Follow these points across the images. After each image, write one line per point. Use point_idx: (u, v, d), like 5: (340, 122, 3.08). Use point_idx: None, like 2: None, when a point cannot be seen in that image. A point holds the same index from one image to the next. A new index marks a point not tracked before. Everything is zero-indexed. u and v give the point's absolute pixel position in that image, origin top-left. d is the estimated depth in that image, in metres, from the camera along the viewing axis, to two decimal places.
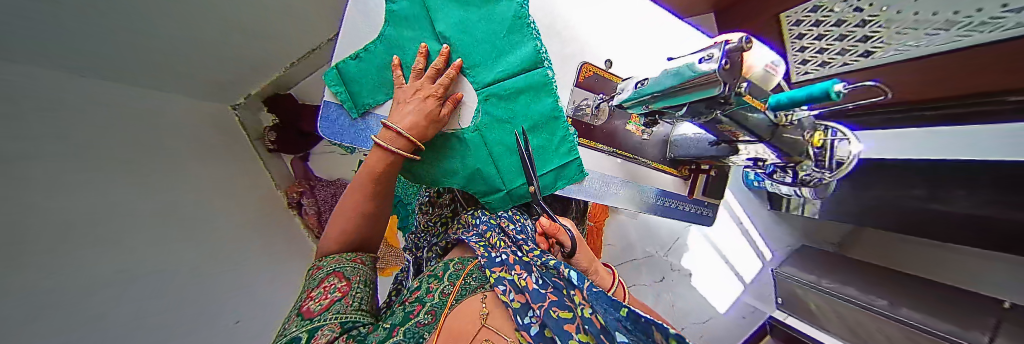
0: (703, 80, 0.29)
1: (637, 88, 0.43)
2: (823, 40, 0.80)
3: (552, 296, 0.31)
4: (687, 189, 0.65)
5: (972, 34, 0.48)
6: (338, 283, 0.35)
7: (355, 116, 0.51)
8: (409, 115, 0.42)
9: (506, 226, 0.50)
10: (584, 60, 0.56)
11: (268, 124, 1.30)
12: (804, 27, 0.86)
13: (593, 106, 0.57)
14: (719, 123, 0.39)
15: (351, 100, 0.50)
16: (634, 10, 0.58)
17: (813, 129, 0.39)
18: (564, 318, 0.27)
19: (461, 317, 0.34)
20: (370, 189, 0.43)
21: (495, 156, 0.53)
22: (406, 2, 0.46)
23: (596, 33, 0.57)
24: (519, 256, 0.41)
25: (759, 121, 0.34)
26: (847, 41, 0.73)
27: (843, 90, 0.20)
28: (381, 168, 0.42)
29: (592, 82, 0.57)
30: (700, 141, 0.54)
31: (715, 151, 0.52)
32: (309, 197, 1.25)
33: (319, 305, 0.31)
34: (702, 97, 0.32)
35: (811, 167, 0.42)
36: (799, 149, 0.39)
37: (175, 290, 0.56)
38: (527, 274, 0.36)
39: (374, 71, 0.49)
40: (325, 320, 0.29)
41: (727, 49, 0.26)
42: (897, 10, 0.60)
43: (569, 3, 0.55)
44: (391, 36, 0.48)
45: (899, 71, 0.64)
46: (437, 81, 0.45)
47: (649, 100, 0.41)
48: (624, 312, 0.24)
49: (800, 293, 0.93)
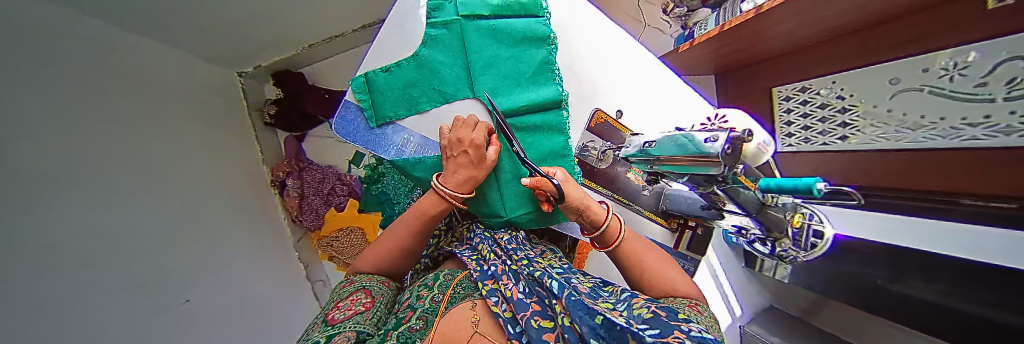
0: (709, 159, 0.32)
1: (644, 147, 0.46)
2: (807, 118, 0.87)
3: (536, 306, 0.34)
4: (673, 242, 0.66)
5: (938, 138, 0.53)
6: (363, 298, 0.39)
7: (373, 126, 0.53)
8: (461, 169, 0.44)
9: (499, 239, 0.51)
10: (597, 106, 0.60)
11: (270, 98, 1.30)
12: (792, 104, 0.95)
13: (599, 151, 0.60)
14: (715, 192, 0.42)
15: (370, 106, 0.52)
16: (650, 63, 0.61)
17: (793, 210, 0.42)
18: (546, 328, 0.31)
19: (451, 324, 0.35)
20: (414, 231, 0.46)
21: (501, 182, 0.55)
22: (446, 29, 0.52)
23: (608, 79, 0.60)
24: (508, 266, 0.42)
25: (750, 198, 0.37)
26: (829, 124, 0.79)
27: (823, 189, 0.24)
28: (431, 211, 0.45)
29: (602, 129, 0.60)
30: (693, 199, 0.57)
31: (703, 215, 0.56)
32: (295, 179, 1.23)
33: (342, 314, 0.35)
34: (703, 172, 0.36)
35: (788, 245, 0.43)
36: (780, 227, 0.41)
37: (111, 260, 0.53)
38: (513, 284, 0.38)
39: (401, 86, 0.52)
40: (343, 327, 0.32)
41: (731, 136, 0.30)
42: (872, 106, 0.67)
43: (591, 47, 0.59)
44: (424, 56, 0.52)
45: (859, 161, 0.71)
46: (478, 130, 0.45)
47: (654, 162, 0.45)
48: (599, 320, 0.27)
49: None
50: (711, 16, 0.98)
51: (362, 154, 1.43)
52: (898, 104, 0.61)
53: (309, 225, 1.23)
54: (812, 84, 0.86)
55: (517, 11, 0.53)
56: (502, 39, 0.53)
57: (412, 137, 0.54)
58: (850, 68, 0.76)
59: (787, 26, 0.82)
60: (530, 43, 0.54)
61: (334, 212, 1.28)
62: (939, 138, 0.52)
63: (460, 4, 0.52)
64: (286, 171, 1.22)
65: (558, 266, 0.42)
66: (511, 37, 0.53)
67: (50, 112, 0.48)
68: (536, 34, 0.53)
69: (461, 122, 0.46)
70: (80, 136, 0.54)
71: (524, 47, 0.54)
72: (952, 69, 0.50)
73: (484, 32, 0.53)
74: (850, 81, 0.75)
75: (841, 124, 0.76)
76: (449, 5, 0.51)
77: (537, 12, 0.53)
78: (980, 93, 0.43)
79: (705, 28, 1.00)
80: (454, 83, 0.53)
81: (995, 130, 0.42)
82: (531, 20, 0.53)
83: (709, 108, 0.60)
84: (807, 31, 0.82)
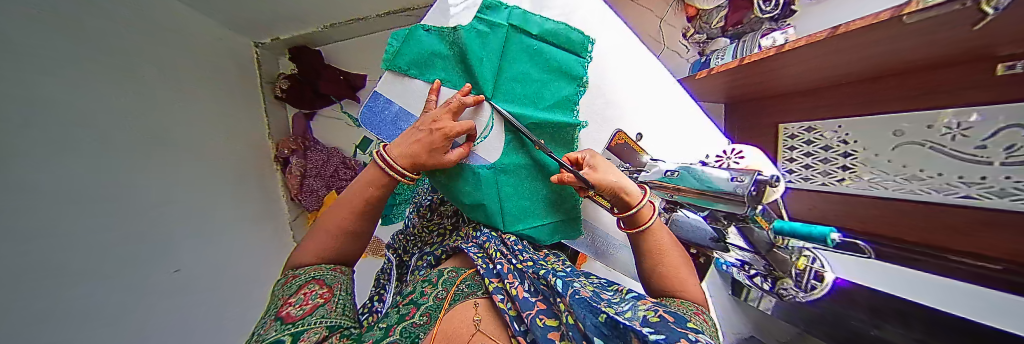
0: (729, 197, 0.34)
1: (665, 175, 0.48)
2: (809, 158, 0.89)
3: (541, 304, 0.35)
4: None
5: (927, 193, 0.54)
6: (318, 290, 0.35)
7: (383, 68, 0.51)
8: (417, 144, 0.42)
9: (506, 239, 0.51)
10: (619, 127, 0.61)
11: (282, 72, 1.37)
12: (797, 142, 0.97)
13: None
14: (721, 222, 0.45)
15: (391, 53, 0.51)
16: (674, 91, 0.62)
17: (800, 253, 0.41)
18: (551, 327, 0.31)
19: (454, 323, 0.35)
20: (360, 211, 0.42)
21: (503, 195, 0.55)
22: (491, 32, 0.53)
23: (628, 100, 0.61)
24: (512, 265, 0.43)
25: (761, 237, 0.38)
26: (829, 165, 0.81)
27: (837, 239, 0.24)
28: (375, 189, 0.42)
29: (620, 150, 0.60)
30: (700, 232, 0.53)
31: (710, 245, 0.53)
32: (299, 158, 1.29)
33: (300, 311, 0.32)
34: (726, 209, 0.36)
35: None
36: (784, 267, 0.42)
37: (22, 228, 0.47)
38: (518, 283, 0.38)
39: (426, 49, 0.52)
40: (310, 324, 0.30)
41: (758, 179, 0.32)
42: (875, 153, 0.69)
43: (621, 63, 0.61)
44: (459, 49, 0.52)
45: (851, 204, 0.73)
46: (459, 123, 0.43)
47: (672, 190, 0.45)
48: (603, 318, 0.27)
49: None
50: (731, 48, 1.01)
51: (368, 140, 1.50)
52: (898, 156, 0.62)
53: (309, 205, 1.28)
54: (820, 125, 0.88)
55: (562, 43, 0.56)
56: (538, 62, 0.56)
57: None
58: (855, 114, 0.78)
59: (804, 67, 0.83)
60: (561, 74, 0.57)
61: (334, 194, 1.35)
62: (931, 192, 0.54)
63: (514, 14, 0.54)
64: (291, 149, 1.29)
65: (563, 269, 0.43)
66: (547, 65, 0.56)
67: None
68: (571, 75, 0.58)
69: (448, 104, 0.44)
70: (9, 91, 0.47)
71: (554, 76, 0.57)
72: (954, 129, 0.51)
73: (524, 47, 0.55)
74: (854, 127, 0.77)
75: (842, 170, 0.77)
76: (505, 9, 0.54)
77: (579, 53, 0.58)
78: (979, 154, 0.44)
79: (723, 59, 1.01)
80: (480, 75, 0.51)
81: (988, 191, 0.43)
82: (573, 58, 0.58)
83: (725, 143, 0.60)
84: (820, 74, 0.84)
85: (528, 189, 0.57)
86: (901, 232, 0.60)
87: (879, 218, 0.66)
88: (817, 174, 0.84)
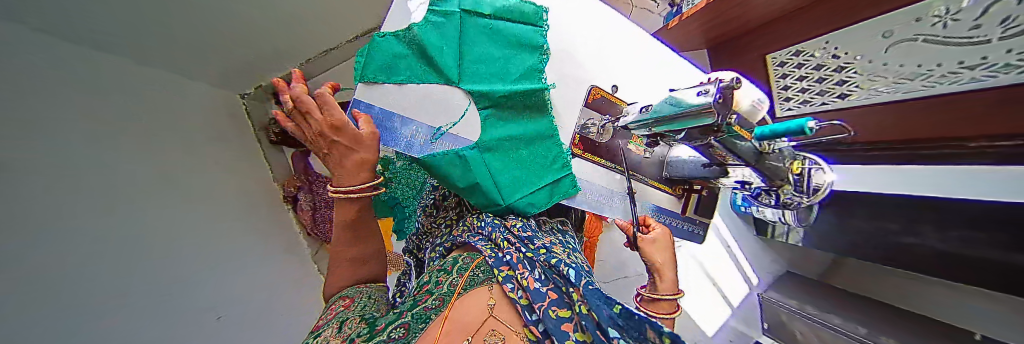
0: (700, 111, 0.34)
1: (646, 115, 0.47)
2: (803, 81, 0.89)
3: (552, 295, 0.36)
4: (680, 207, 0.71)
5: (935, 84, 0.55)
6: (342, 303, 0.43)
7: (356, 81, 0.43)
8: (345, 159, 0.42)
9: (510, 225, 0.52)
10: (593, 83, 0.62)
11: (274, 115, 1.28)
12: (787, 68, 0.96)
13: (598, 126, 0.63)
14: (713, 148, 0.43)
15: (361, 62, 0.43)
16: (638, 42, 0.65)
17: (792, 158, 0.42)
18: (563, 318, 0.33)
19: (463, 312, 0.34)
20: (354, 237, 0.49)
21: (493, 170, 0.54)
22: (445, 18, 0.49)
23: (597, 58, 0.62)
24: (522, 254, 0.44)
25: (747, 148, 0.39)
26: (826, 84, 0.81)
27: (814, 126, 0.25)
28: (351, 216, 0.48)
29: (599, 104, 0.62)
30: (692, 163, 0.61)
31: (706, 174, 0.58)
32: (306, 193, 1.28)
33: (323, 320, 0.39)
34: (699, 124, 0.37)
35: (791, 192, 0.44)
36: (782, 175, 0.42)
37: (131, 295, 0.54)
38: (528, 273, 0.39)
39: (389, 53, 0.45)
40: (325, 330, 0.36)
41: (721, 86, 0.32)
42: (870, 59, 0.69)
43: (584, 25, 0.61)
44: (418, 39, 0.47)
45: (870, 117, 0.72)
46: (321, 103, 0.38)
47: (654, 124, 0.45)
48: (617, 309, 0.29)
49: (786, 320, 1.00)
50: None
51: None
52: (897, 56, 0.62)
53: (326, 235, 1.32)
54: (807, 46, 0.87)
55: (516, 17, 0.55)
56: (497, 40, 0.54)
57: (419, 128, 0.49)
58: (844, 26, 0.75)
59: None
60: (523, 48, 0.56)
61: None
62: (940, 84, 0.54)
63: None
64: (297, 185, 1.27)
65: (568, 253, 0.47)
66: (508, 40, 0.55)
67: (75, 131, 0.50)
68: (530, 45, 0.57)
69: (292, 110, 0.39)
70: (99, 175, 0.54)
71: (517, 50, 0.56)
72: (944, 16, 0.51)
73: (481, 29, 0.52)
74: (841, 41, 0.76)
75: (846, 84, 0.76)
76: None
77: (537, 23, 0.57)
78: (974, 36, 0.46)
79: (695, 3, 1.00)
80: (442, 63, 0.49)
81: (996, 70, 0.45)
82: (530, 29, 0.57)
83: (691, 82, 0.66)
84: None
85: (516, 158, 0.57)
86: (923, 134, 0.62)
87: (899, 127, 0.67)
88: (816, 95, 0.84)
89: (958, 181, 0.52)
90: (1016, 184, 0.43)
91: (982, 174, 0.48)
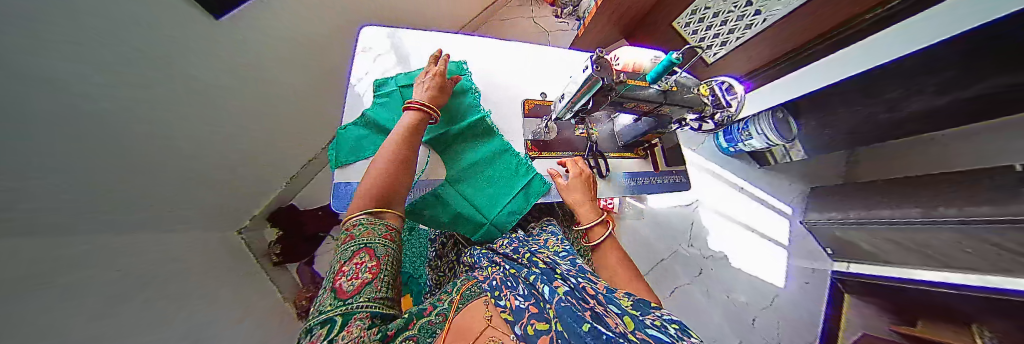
0: (591, 81, 0.44)
1: (564, 102, 0.56)
2: (712, 29, 1.04)
3: (532, 308, 0.28)
4: (651, 165, 0.75)
5: None
6: (368, 261, 0.32)
7: (334, 169, 0.55)
8: (428, 89, 0.52)
9: (499, 250, 0.47)
10: (525, 97, 0.72)
11: (273, 238, 1.18)
12: (692, 26, 1.09)
13: (543, 127, 0.70)
14: (624, 104, 0.50)
15: (334, 155, 0.55)
16: (544, 54, 0.78)
17: (698, 86, 0.53)
18: (540, 331, 0.24)
19: (461, 323, 0.29)
20: (405, 154, 0.45)
21: (467, 195, 0.57)
22: (388, 97, 0.60)
23: (517, 81, 0.73)
24: (510, 271, 0.38)
25: (652, 93, 0.48)
26: (732, 23, 0.96)
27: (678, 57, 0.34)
28: (414, 124, 0.48)
29: (536, 110, 0.71)
30: (631, 124, 0.67)
31: (647, 129, 0.63)
32: None
33: (351, 285, 0.29)
34: (596, 90, 0.45)
35: (716, 111, 0.54)
36: (697, 101, 0.52)
37: None
38: (511, 290, 0.33)
39: (353, 138, 0.57)
40: (358, 301, 0.27)
41: (592, 59, 0.43)
42: None
43: (496, 60, 0.73)
44: (371, 116, 0.58)
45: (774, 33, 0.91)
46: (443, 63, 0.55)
47: (571, 106, 0.54)
48: (586, 328, 0.22)
49: (842, 237, 1.08)
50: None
51: None
52: None
53: None
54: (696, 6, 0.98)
55: None
56: None
57: None
58: None
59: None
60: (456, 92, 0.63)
61: None
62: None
63: (399, 78, 0.62)
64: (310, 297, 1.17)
65: (561, 250, 0.44)
66: None
67: (87, 308, 0.49)
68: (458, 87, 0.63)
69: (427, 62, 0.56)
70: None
71: (451, 96, 0.63)
72: None
73: None
74: None
75: (750, 14, 0.90)
76: (390, 80, 0.62)
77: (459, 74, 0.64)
78: None
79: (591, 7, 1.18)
80: None
81: None
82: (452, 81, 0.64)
83: None
84: None
85: (483, 177, 0.60)
86: (823, 25, 0.83)
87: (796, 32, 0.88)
88: (731, 32, 0.99)
89: (899, 39, 0.68)
90: (951, 25, 0.58)
91: (921, 23, 0.64)
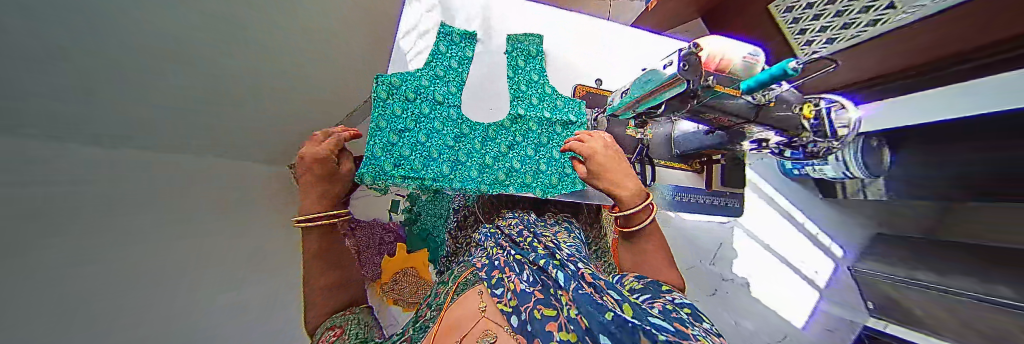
0: (672, 80, 0.39)
1: (626, 97, 0.53)
2: (822, 19, 0.92)
3: (538, 294, 0.27)
4: (703, 182, 0.76)
5: None
6: None
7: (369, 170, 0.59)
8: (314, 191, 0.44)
9: (506, 231, 0.45)
10: (577, 83, 0.72)
11: None
12: (796, 12, 0.97)
13: (592, 119, 0.69)
14: (702, 113, 0.46)
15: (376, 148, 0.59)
16: (610, 39, 0.77)
17: (802, 105, 0.46)
18: (548, 318, 0.23)
19: (458, 313, 0.29)
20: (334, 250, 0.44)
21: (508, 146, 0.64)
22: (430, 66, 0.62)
23: (578, 63, 0.73)
24: (512, 256, 0.36)
25: (739, 105, 0.42)
26: (849, 15, 0.84)
27: (796, 67, 0.24)
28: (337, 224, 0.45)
29: (588, 98, 0.70)
30: (697, 134, 0.62)
31: (714, 143, 0.59)
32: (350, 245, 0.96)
33: None
34: (675, 92, 0.41)
35: (812, 138, 0.49)
36: (793, 123, 0.46)
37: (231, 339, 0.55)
38: (515, 274, 0.31)
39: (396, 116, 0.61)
40: None
41: (681, 54, 0.36)
42: None
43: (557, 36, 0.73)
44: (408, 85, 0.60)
45: (887, 43, 0.82)
46: (325, 144, 0.45)
47: (634, 105, 0.51)
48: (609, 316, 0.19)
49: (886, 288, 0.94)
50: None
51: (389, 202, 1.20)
52: None
53: None
54: None
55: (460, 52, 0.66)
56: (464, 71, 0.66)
57: None
58: None
59: None
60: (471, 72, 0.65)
61: None
62: None
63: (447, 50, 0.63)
64: None
65: (567, 240, 0.41)
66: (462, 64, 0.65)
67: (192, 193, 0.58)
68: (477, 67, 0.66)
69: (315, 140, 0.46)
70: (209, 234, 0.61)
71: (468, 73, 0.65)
72: None
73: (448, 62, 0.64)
74: None
75: (879, 8, 0.76)
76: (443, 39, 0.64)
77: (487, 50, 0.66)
78: None
79: None
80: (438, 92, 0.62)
81: None
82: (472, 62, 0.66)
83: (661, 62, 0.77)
84: None
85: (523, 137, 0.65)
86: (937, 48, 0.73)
87: (900, 54, 0.81)
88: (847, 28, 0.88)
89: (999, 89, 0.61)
90: None
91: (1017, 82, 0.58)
